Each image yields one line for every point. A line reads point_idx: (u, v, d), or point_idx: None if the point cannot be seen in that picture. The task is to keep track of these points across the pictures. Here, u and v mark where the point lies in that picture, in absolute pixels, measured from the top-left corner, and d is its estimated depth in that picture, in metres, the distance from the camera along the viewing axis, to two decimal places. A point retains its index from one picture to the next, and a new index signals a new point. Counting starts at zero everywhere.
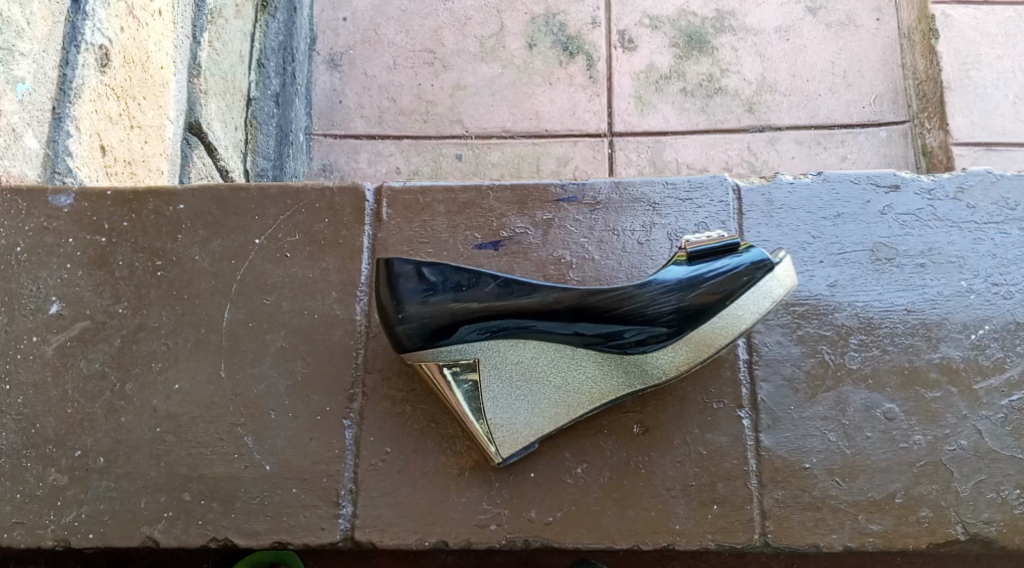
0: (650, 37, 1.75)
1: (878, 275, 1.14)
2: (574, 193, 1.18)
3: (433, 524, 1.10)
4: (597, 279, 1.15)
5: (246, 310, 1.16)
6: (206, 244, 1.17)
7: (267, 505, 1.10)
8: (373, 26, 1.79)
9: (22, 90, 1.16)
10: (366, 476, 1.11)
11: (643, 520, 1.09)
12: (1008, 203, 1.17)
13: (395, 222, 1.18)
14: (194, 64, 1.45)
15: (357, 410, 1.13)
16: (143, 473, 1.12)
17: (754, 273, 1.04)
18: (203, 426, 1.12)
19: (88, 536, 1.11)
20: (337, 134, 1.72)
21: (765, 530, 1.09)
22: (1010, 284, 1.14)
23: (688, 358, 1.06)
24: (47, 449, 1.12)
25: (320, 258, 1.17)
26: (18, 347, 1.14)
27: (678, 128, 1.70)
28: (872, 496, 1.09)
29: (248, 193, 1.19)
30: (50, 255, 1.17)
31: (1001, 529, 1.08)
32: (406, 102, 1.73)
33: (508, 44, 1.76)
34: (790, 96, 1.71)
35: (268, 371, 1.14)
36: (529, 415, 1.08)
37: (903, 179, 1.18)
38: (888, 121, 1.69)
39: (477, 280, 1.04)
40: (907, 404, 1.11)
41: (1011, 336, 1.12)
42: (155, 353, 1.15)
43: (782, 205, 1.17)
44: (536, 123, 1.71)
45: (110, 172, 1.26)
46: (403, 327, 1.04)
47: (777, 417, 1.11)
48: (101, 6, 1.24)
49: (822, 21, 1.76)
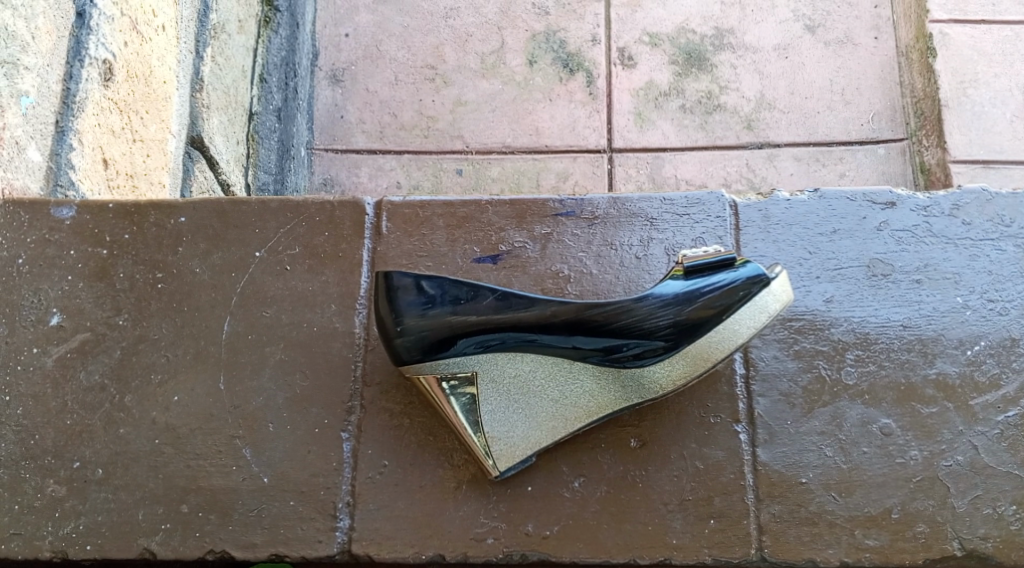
0: (650, 54, 1.77)
1: (875, 291, 1.15)
2: (572, 208, 1.19)
3: (430, 537, 1.10)
4: (594, 293, 1.16)
5: (245, 322, 1.16)
6: (207, 257, 1.18)
7: (265, 517, 1.11)
8: (375, 42, 1.80)
9: (26, 103, 1.17)
10: (364, 488, 1.11)
11: (640, 534, 1.09)
12: (1004, 220, 1.17)
13: (395, 236, 1.19)
14: (197, 78, 1.46)
15: (355, 423, 1.13)
16: (141, 484, 1.12)
17: (751, 287, 1.05)
18: (201, 438, 1.13)
19: (85, 547, 1.11)
20: (338, 148, 1.73)
21: (762, 545, 1.09)
22: (1006, 300, 1.14)
23: (685, 371, 1.06)
24: (46, 461, 1.13)
25: (319, 271, 1.18)
26: (18, 359, 1.15)
27: (677, 145, 1.71)
28: (868, 511, 1.09)
29: (249, 207, 1.20)
30: (51, 267, 1.17)
31: (997, 545, 1.08)
32: (407, 117, 1.74)
33: (508, 60, 1.77)
34: (788, 113, 1.72)
35: (267, 383, 1.14)
36: (526, 428, 1.08)
37: (899, 196, 1.18)
38: (887, 139, 1.70)
39: (476, 293, 1.05)
40: (903, 419, 1.11)
41: (1006, 352, 1.13)
42: (154, 364, 1.15)
43: (779, 221, 1.18)
44: (536, 139, 1.71)
45: (112, 186, 1.26)
46: (401, 340, 1.05)
47: (774, 432, 1.11)
48: (106, 21, 1.26)
49: (821, 39, 1.77)
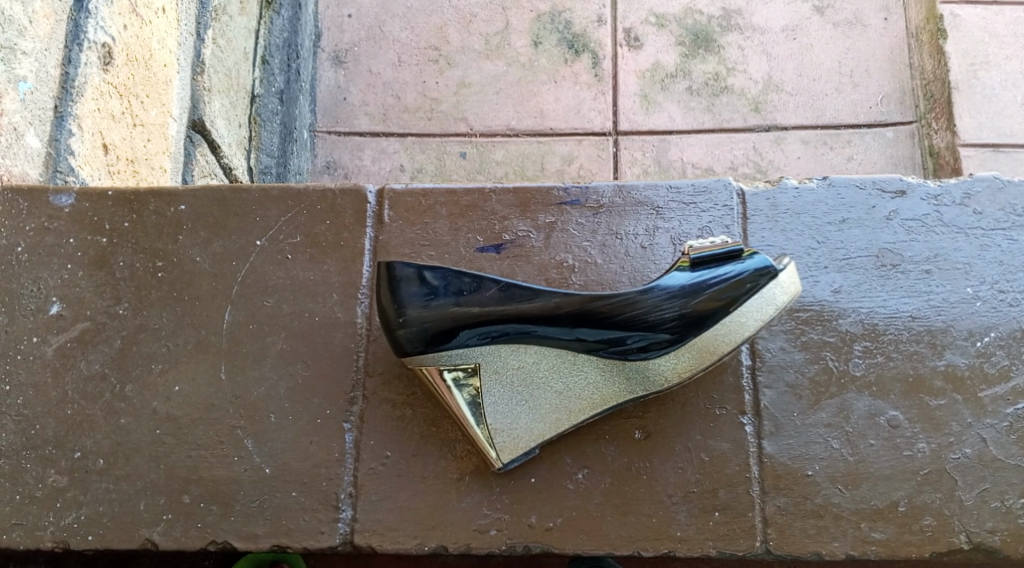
0: (656, 35, 1.74)
1: (883, 281, 1.14)
2: (577, 197, 1.17)
3: (433, 529, 1.09)
4: (599, 283, 1.15)
5: (246, 312, 1.15)
6: (207, 246, 1.17)
7: (267, 508, 1.10)
8: (378, 23, 1.78)
9: (24, 89, 1.15)
10: (366, 479, 1.10)
11: (644, 526, 1.09)
12: (1015, 209, 1.16)
13: (397, 225, 1.17)
14: (198, 61, 1.44)
15: (357, 413, 1.12)
16: (142, 475, 1.11)
17: (758, 279, 1.04)
18: (202, 429, 1.12)
19: (86, 538, 1.10)
20: (341, 131, 1.71)
21: (767, 537, 1.08)
22: (1017, 291, 1.13)
23: (690, 365, 1.05)
24: (46, 450, 1.12)
25: (320, 260, 1.16)
26: (19, 348, 1.14)
27: (683, 127, 1.69)
28: (874, 504, 1.08)
29: (250, 195, 1.18)
30: (51, 256, 1.16)
31: (1004, 538, 1.08)
32: (411, 99, 1.72)
33: (513, 42, 1.75)
34: (797, 95, 1.70)
35: (268, 373, 1.13)
36: (530, 420, 1.07)
37: (909, 185, 1.17)
38: (895, 122, 1.68)
39: (479, 284, 1.04)
40: (910, 411, 1.10)
41: (1016, 344, 1.12)
42: (155, 353, 1.14)
43: (786, 210, 1.16)
44: (540, 122, 1.70)
45: (113, 171, 1.25)
46: (403, 331, 1.04)
47: (780, 424, 1.10)
48: (104, 4, 1.24)
49: (830, 20, 1.75)
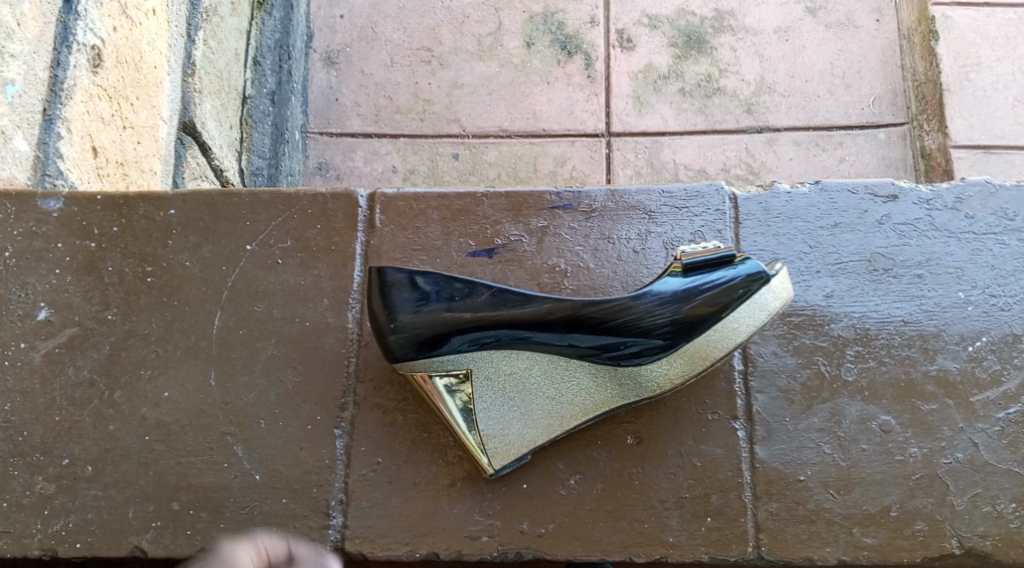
0: (649, 36, 1.74)
1: (875, 286, 1.13)
2: (569, 201, 1.17)
3: (425, 536, 1.09)
4: (592, 288, 1.14)
5: (236, 317, 1.14)
6: (197, 250, 1.16)
7: (257, 515, 1.10)
8: (370, 24, 1.77)
9: (12, 92, 1.14)
10: (357, 486, 1.10)
11: (636, 531, 1.08)
12: (1007, 213, 1.15)
13: (388, 229, 1.17)
14: (189, 63, 1.43)
15: (348, 419, 1.12)
16: (131, 481, 1.11)
17: (751, 285, 1.03)
18: (192, 435, 1.12)
19: (74, 545, 1.10)
20: (333, 132, 1.71)
21: (759, 543, 1.08)
22: (1009, 295, 1.13)
23: (682, 371, 1.05)
24: (34, 457, 1.11)
25: (312, 265, 1.16)
26: (6, 354, 1.13)
27: (676, 128, 1.68)
28: (866, 509, 1.08)
29: (240, 199, 1.18)
30: (39, 260, 1.15)
31: (995, 543, 1.07)
32: (403, 100, 1.72)
33: (505, 42, 1.75)
34: (789, 97, 1.70)
35: (258, 379, 1.13)
36: (522, 427, 1.07)
37: (901, 189, 1.16)
38: (887, 123, 1.68)
39: (471, 290, 1.03)
40: (902, 416, 1.10)
41: (1007, 348, 1.12)
42: (144, 359, 1.14)
43: (779, 214, 1.16)
44: (533, 123, 1.69)
45: (102, 174, 1.24)
46: (394, 337, 1.03)
47: (772, 429, 1.10)
48: (94, 6, 1.22)
49: (822, 21, 1.74)
